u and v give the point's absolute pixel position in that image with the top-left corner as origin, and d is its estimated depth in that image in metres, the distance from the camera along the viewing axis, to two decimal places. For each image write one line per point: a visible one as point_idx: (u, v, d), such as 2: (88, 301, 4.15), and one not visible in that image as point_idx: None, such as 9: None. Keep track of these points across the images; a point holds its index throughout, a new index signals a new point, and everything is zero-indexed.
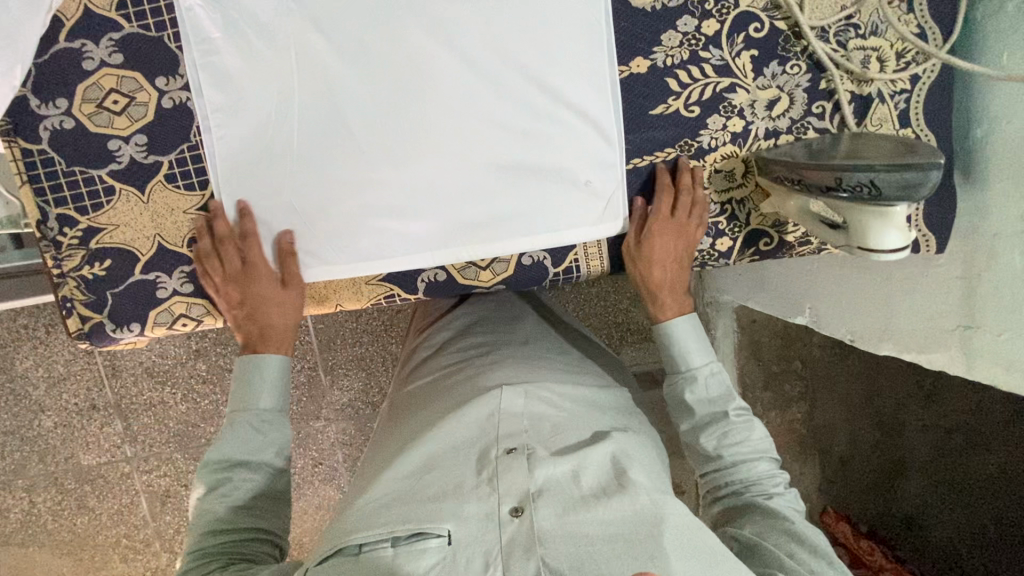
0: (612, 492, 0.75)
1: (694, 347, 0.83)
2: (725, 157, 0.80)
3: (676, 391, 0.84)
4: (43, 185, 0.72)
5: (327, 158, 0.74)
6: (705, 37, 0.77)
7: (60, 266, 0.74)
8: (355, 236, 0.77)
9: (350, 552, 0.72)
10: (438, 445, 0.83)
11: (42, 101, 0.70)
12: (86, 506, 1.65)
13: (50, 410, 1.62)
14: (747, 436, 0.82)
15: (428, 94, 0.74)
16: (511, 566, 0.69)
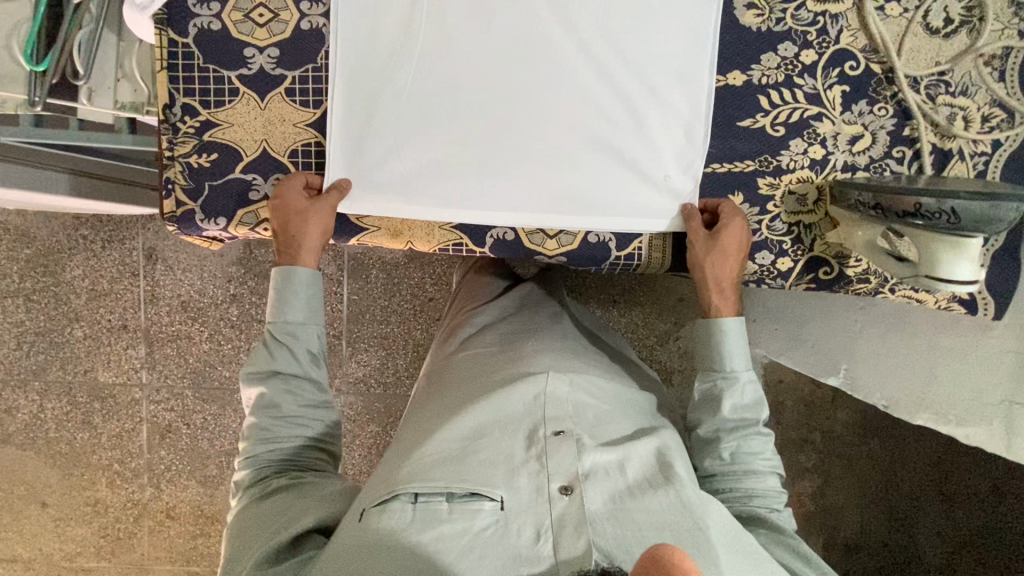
0: (655, 487, 0.78)
1: (739, 351, 0.85)
2: (801, 181, 0.83)
3: (715, 391, 0.85)
4: (178, 75, 0.79)
5: (437, 114, 0.80)
6: (802, 65, 0.81)
7: (172, 150, 0.80)
8: (441, 185, 0.81)
9: (403, 501, 0.75)
10: (486, 417, 0.85)
11: (198, 1, 0.77)
12: (89, 423, 1.70)
13: (84, 321, 1.69)
14: (764, 448, 0.85)
15: (538, 69, 0.80)
16: (562, 540, 0.71)
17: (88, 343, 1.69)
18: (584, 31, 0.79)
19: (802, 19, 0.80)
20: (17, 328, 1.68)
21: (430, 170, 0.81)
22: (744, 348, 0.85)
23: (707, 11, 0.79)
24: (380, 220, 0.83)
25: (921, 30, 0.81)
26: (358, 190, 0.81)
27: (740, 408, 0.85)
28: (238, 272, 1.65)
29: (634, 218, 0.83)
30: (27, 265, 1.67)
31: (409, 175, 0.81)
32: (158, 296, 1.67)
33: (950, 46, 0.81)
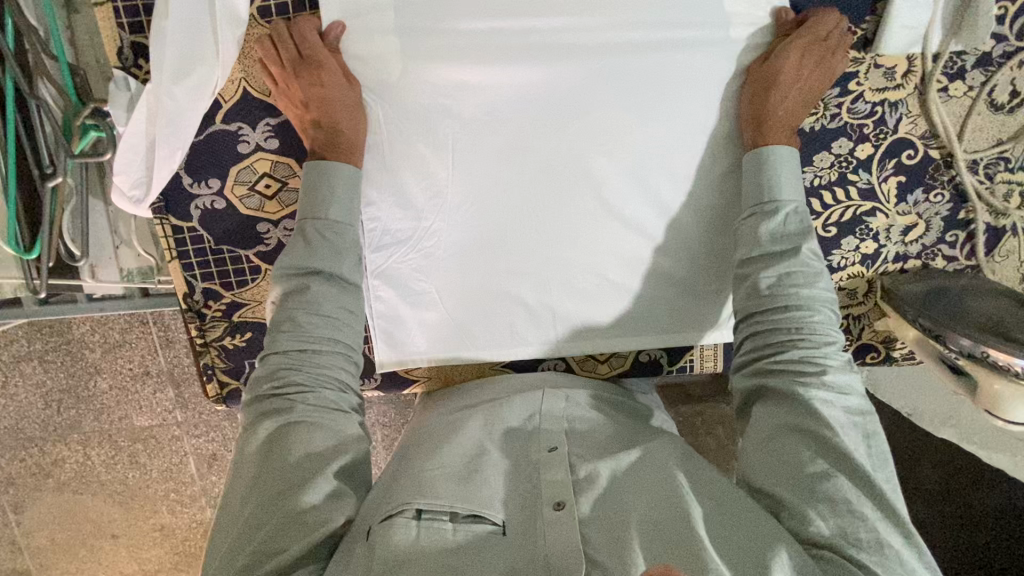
0: (646, 489, 0.62)
1: (787, 178, 0.69)
2: (851, 277, 0.81)
3: (750, 222, 0.70)
4: (191, 260, 0.72)
5: (472, 250, 0.76)
6: (856, 160, 0.75)
7: (203, 336, 0.76)
8: (486, 323, 0.80)
9: (407, 518, 0.59)
10: (479, 430, 0.71)
11: (195, 181, 0.69)
12: (137, 462, 1.33)
13: (105, 372, 1.28)
14: (813, 283, 0.66)
15: (577, 193, 0.75)
16: (551, 533, 0.58)
17: (117, 393, 1.30)
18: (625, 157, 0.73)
19: (859, 111, 0.73)
20: (36, 390, 1.29)
21: (473, 308, 0.79)
22: (795, 171, 0.69)
23: None
24: (430, 370, 0.83)
25: (986, 107, 0.74)
26: (406, 342, 0.79)
27: (794, 261, 0.67)
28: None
29: (683, 335, 0.82)
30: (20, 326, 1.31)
31: (452, 318, 0.79)
32: (174, 341, 1.32)
33: (1014, 120, 0.75)
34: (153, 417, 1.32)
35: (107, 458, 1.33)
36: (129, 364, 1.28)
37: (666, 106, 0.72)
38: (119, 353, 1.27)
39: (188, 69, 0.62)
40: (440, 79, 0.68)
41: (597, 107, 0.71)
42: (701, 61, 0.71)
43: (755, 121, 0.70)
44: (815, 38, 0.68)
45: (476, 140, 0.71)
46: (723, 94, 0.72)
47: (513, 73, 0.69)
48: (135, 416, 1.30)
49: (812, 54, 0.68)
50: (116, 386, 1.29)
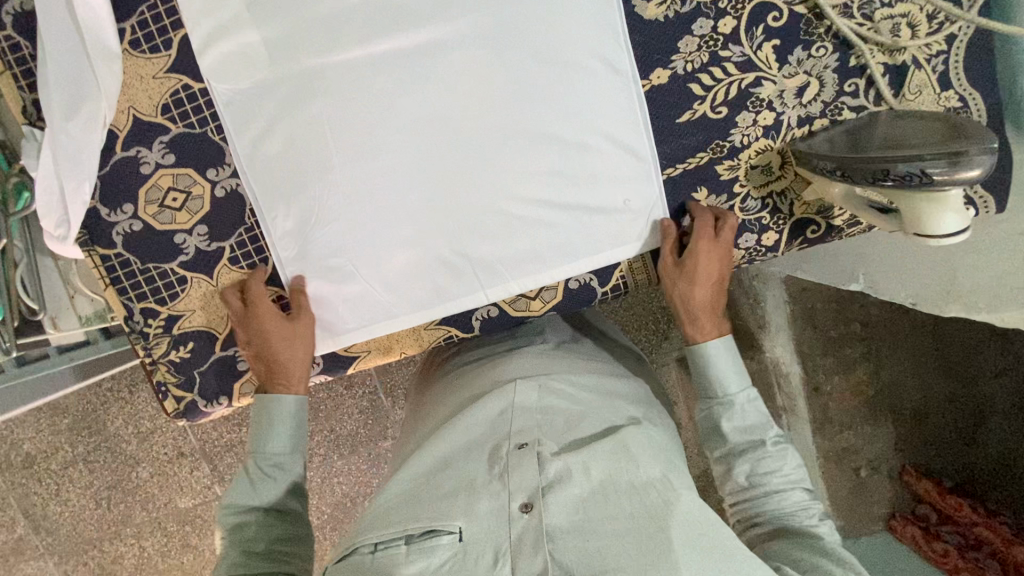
0: (619, 488, 0.67)
1: (728, 369, 0.78)
2: (760, 152, 0.79)
3: (712, 417, 0.78)
4: (125, 284, 0.78)
5: (371, 220, 0.78)
6: (723, 36, 0.76)
7: (150, 355, 0.80)
8: (408, 288, 0.81)
9: (363, 553, 0.67)
10: (448, 441, 0.75)
11: (111, 210, 0.75)
12: (189, 545, 1.55)
13: (144, 462, 1.51)
14: (780, 464, 0.75)
15: (457, 138, 0.77)
16: (520, 561, 0.63)
17: (159, 479, 1.52)
18: (682, 313, 0.80)
19: None
20: (86, 491, 1.50)
21: (393, 278, 0.80)
22: (736, 368, 0.78)
23: (606, 25, 0.74)
24: (367, 343, 0.84)
25: None
26: (336, 323, 0.82)
27: (762, 450, 0.75)
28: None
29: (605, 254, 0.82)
30: (71, 431, 1.49)
31: (374, 290, 0.81)
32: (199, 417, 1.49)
33: None
34: (195, 496, 1.53)
35: (161, 546, 1.54)
36: (164, 450, 1.51)
37: (514, 35, 0.74)
38: (155, 440, 1.50)
39: (77, 108, 0.70)
40: (309, 73, 0.73)
41: (458, 57, 0.74)
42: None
43: (688, 313, 0.80)
44: (707, 239, 0.77)
45: (365, 128, 0.75)
46: (568, 7, 0.74)
47: (371, 47, 0.73)
48: (179, 497, 1.51)
49: (712, 250, 0.78)
50: (155, 473, 1.51)
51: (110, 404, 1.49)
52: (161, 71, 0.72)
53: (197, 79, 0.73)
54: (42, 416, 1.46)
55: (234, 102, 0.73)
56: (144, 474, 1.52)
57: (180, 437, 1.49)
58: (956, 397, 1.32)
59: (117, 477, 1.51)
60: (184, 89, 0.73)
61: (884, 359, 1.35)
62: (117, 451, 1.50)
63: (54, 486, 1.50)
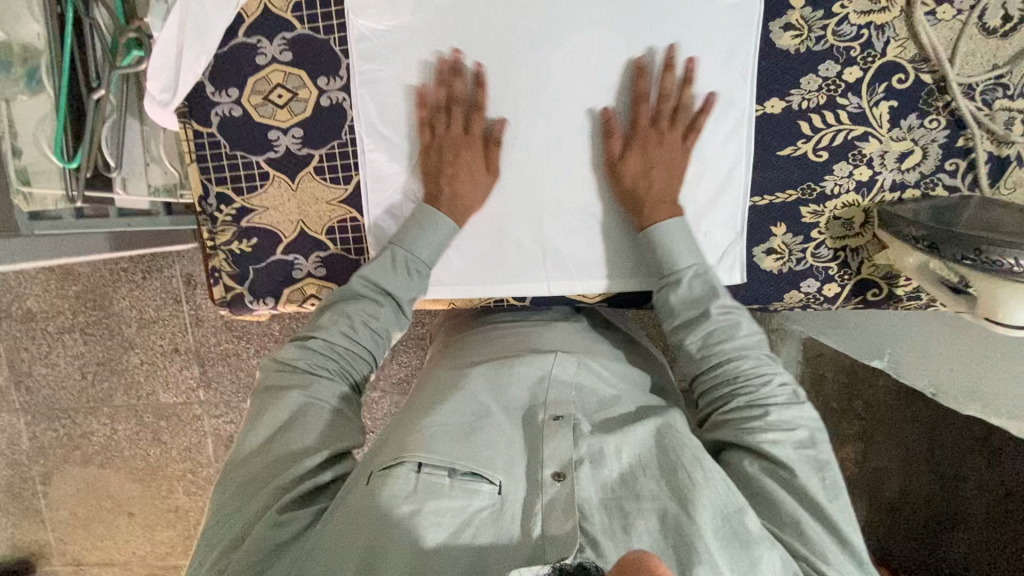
0: (653, 473, 0.62)
1: (684, 247, 0.75)
2: (847, 205, 0.80)
3: (678, 335, 0.74)
4: (209, 165, 0.79)
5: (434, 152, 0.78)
6: (845, 83, 0.77)
7: (214, 239, 0.81)
8: (469, 247, 0.83)
9: (407, 470, 0.60)
10: (489, 398, 0.72)
11: (216, 89, 0.76)
12: (159, 439, 1.55)
13: (138, 348, 1.51)
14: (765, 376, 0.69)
15: (558, 108, 0.77)
16: (551, 521, 0.58)
17: (146, 368, 1.52)
18: (637, 197, 0.76)
19: (845, 34, 0.75)
20: (74, 361, 1.52)
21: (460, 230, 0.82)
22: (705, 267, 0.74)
23: (738, 42, 0.75)
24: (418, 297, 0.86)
25: (977, 31, 0.75)
26: None
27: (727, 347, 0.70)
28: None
29: None
30: (77, 299, 1.49)
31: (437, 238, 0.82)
32: (202, 321, 1.48)
33: (1008, 45, 0.75)
34: (177, 393, 1.53)
35: (132, 433, 1.56)
36: (159, 341, 1.52)
37: (648, 26, 0.75)
38: (151, 329, 1.50)
39: None
40: (449, 29, 0.75)
41: (588, 32, 0.75)
42: (687, 9, 0.75)
43: (636, 204, 0.76)
44: (642, 123, 0.76)
45: (486, 110, 0.77)
46: (700, 18, 0.75)
47: (511, 20, 0.75)
48: (160, 390, 1.51)
49: (648, 142, 0.75)
50: (145, 360, 1.51)
51: (120, 283, 1.48)
52: None
53: None
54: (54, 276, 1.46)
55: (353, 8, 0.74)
56: (134, 358, 1.52)
57: (177, 334, 1.49)
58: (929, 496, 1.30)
59: (108, 355, 1.52)
60: None
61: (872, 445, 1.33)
62: (114, 329, 1.51)
63: (48, 345, 1.51)
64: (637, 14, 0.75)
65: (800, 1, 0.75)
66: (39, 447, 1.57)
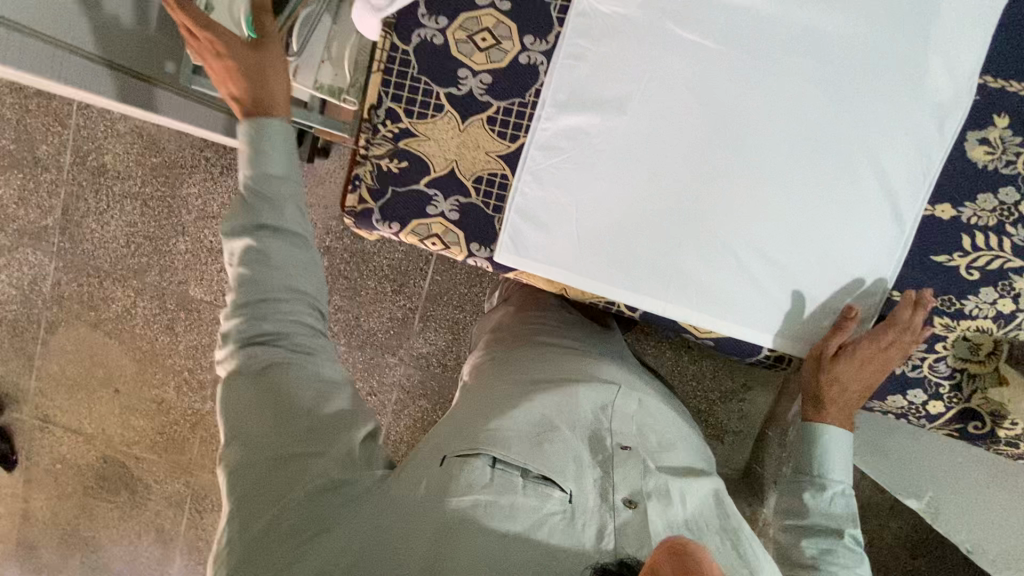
0: (715, 528, 0.68)
1: (836, 457, 0.79)
2: (979, 331, 0.79)
3: (798, 487, 0.79)
4: (392, 80, 0.80)
5: (604, 142, 0.79)
6: (1019, 213, 0.76)
7: (367, 150, 0.82)
8: (598, 241, 0.81)
9: (482, 463, 0.63)
10: (553, 412, 0.73)
11: (428, 13, 0.78)
12: (172, 329, 1.52)
13: (189, 236, 1.48)
14: (852, 565, 0.72)
15: (735, 137, 0.78)
16: (625, 540, 0.60)
17: (189, 258, 1.49)
18: (820, 394, 0.80)
19: None
20: (125, 226, 1.50)
21: (597, 222, 0.81)
22: (846, 455, 0.79)
23: (932, 139, 0.75)
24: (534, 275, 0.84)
25: None
26: (522, 240, 0.82)
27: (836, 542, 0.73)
28: (336, 223, 1.39)
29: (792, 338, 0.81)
30: (150, 171, 1.48)
31: (572, 222, 0.81)
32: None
33: None
34: (208, 291, 1.50)
35: (150, 314, 1.52)
36: (211, 238, 1.49)
37: (852, 92, 0.76)
38: (209, 223, 1.48)
39: None
40: (664, 32, 0.76)
41: (792, 79, 0.76)
42: (895, 89, 0.75)
43: (817, 398, 0.80)
44: (879, 348, 0.77)
45: (670, 122, 0.78)
46: (903, 104, 0.75)
47: (724, 43, 0.76)
48: (193, 283, 1.48)
49: (879, 359, 0.78)
50: (191, 250, 1.48)
51: (197, 170, 1.46)
52: None
53: None
54: (142, 139, 1.45)
55: None
56: (181, 245, 1.50)
57: None
58: None
59: (159, 232, 1.49)
60: None
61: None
62: (174, 211, 1.49)
63: (107, 203, 1.50)
64: (843, 78, 0.76)
65: (1003, 120, 0.75)
66: (56, 296, 1.54)
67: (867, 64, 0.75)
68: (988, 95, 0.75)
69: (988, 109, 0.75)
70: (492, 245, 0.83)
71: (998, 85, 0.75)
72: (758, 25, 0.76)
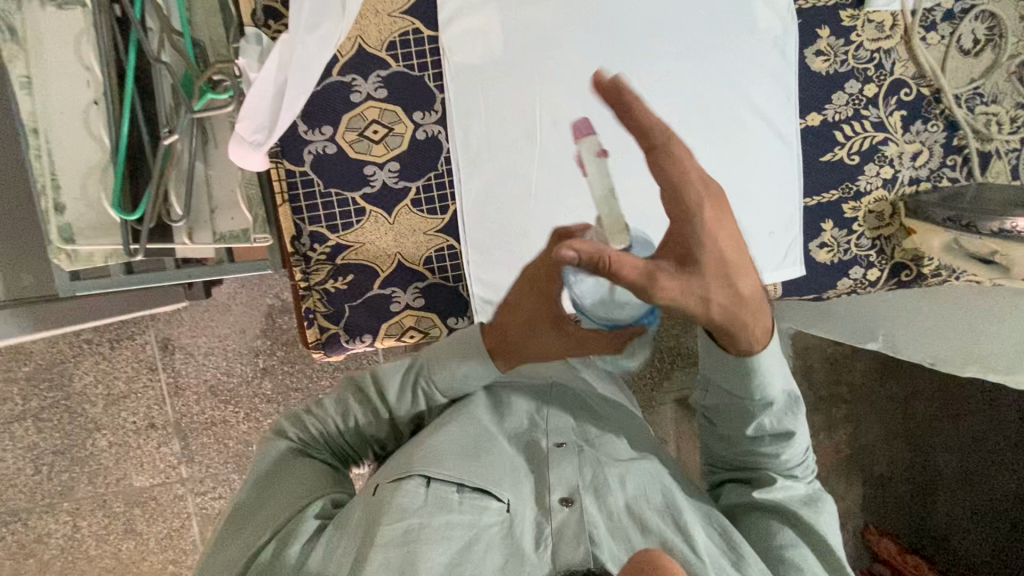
0: (655, 503, 0.63)
1: (772, 371, 0.60)
2: (877, 200, 0.93)
3: (726, 409, 0.64)
4: (301, 204, 0.77)
5: (521, 177, 0.81)
6: (866, 98, 0.90)
7: (307, 279, 0.79)
8: None
9: (414, 484, 0.59)
10: (489, 418, 0.69)
11: (309, 127, 0.76)
12: (132, 531, 1.32)
13: (106, 428, 1.30)
14: (790, 446, 0.64)
15: (628, 124, 0.84)
16: (562, 547, 0.57)
17: (116, 451, 1.31)
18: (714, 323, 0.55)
19: (862, 57, 0.89)
20: (26, 452, 1.28)
21: (544, 248, 0.83)
22: (781, 361, 0.60)
23: (779, 66, 0.87)
24: None
25: (957, 53, 0.92)
26: (489, 295, 0.82)
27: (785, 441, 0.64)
28: (266, 342, 1.29)
29: None
30: (28, 380, 1.27)
31: (524, 259, 0.82)
32: (182, 387, 1.30)
33: (980, 63, 0.92)
34: (154, 474, 1.31)
35: (98, 528, 1.31)
36: (132, 418, 1.31)
37: (705, 52, 0.84)
38: (123, 405, 1.30)
39: (318, 24, 0.73)
40: (531, 60, 0.80)
41: (654, 58, 0.83)
42: (735, 37, 0.85)
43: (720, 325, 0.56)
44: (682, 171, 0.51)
45: (568, 133, 0.82)
46: (745, 47, 0.85)
47: (586, 49, 0.81)
48: (135, 473, 1.30)
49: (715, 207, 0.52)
50: (116, 441, 1.30)
51: (84, 356, 1.28)
52: (397, 11, 0.77)
53: (430, 27, 0.78)
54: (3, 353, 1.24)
55: (444, 46, 0.78)
56: (102, 441, 1.31)
57: (156, 406, 1.30)
58: (913, 465, 1.41)
59: (70, 440, 1.29)
60: (414, 33, 0.77)
61: (861, 421, 1.43)
62: (76, 410, 1.29)
63: None
64: (693, 42, 0.84)
65: (825, 31, 0.88)
66: None
67: (708, 26, 0.84)
68: (806, 15, 0.87)
69: (811, 26, 0.88)
70: (466, 312, 0.83)
71: (809, 5, 0.88)
72: (607, 23, 0.82)
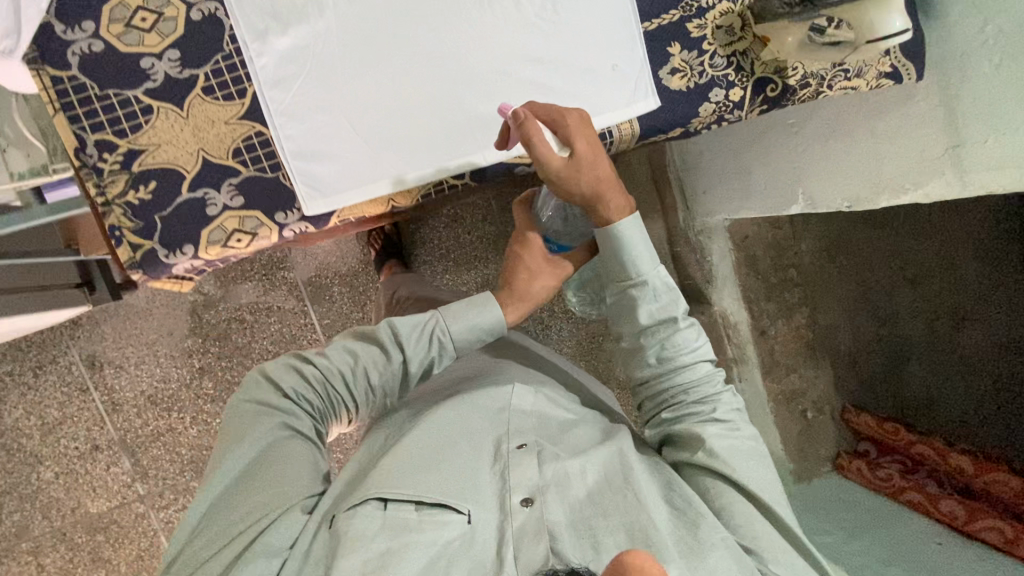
0: (617, 484, 0.73)
1: (643, 251, 0.80)
2: (723, 14, 0.87)
3: (626, 299, 0.81)
4: (77, 111, 0.70)
5: (320, 45, 0.75)
6: None
7: (103, 194, 0.72)
8: (378, 136, 0.78)
9: (370, 508, 0.64)
10: (449, 426, 0.75)
11: (67, 26, 0.69)
12: (100, 560, 1.32)
13: (49, 459, 1.30)
14: (691, 351, 0.80)
15: None
16: (522, 547, 0.64)
17: (64, 480, 1.31)
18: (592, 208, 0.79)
19: None
20: None
21: (365, 121, 0.77)
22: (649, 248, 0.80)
23: None
24: (352, 209, 0.80)
25: None
26: (315, 180, 0.77)
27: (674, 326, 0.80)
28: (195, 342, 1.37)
29: (598, 114, 0.84)
30: None
31: (344, 136, 0.77)
32: (119, 402, 1.33)
33: None
34: (109, 497, 1.33)
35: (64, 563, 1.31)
36: (75, 445, 1.32)
37: None
38: (59, 432, 1.31)
39: None
40: None
41: None
42: None
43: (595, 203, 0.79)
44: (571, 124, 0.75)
45: None
46: None
47: None
48: (88, 500, 1.31)
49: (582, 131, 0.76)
50: (61, 470, 1.31)
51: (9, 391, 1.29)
52: None
53: None
54: None
55: None
56: (47, 474, 1.31)
57: (94, 428, 1.32)
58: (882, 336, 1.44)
59: (15, 479, 1.29)
60: None
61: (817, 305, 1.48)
62: (12, 449, 1.29)
63: None
64: None
65: None
66: None
67: None
68: None
69: None
70: (294, 204, 0.77)
71: None
72: None
